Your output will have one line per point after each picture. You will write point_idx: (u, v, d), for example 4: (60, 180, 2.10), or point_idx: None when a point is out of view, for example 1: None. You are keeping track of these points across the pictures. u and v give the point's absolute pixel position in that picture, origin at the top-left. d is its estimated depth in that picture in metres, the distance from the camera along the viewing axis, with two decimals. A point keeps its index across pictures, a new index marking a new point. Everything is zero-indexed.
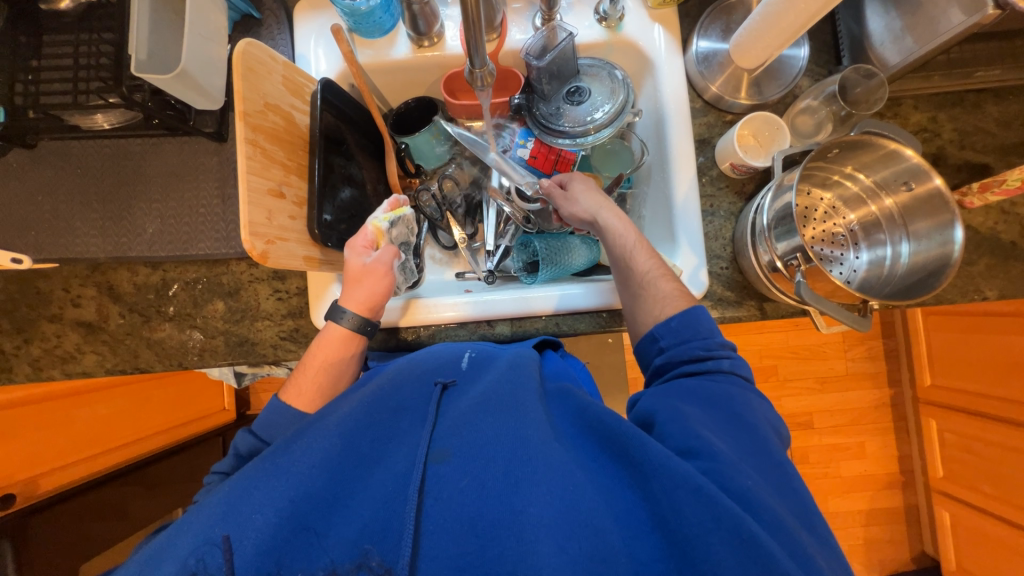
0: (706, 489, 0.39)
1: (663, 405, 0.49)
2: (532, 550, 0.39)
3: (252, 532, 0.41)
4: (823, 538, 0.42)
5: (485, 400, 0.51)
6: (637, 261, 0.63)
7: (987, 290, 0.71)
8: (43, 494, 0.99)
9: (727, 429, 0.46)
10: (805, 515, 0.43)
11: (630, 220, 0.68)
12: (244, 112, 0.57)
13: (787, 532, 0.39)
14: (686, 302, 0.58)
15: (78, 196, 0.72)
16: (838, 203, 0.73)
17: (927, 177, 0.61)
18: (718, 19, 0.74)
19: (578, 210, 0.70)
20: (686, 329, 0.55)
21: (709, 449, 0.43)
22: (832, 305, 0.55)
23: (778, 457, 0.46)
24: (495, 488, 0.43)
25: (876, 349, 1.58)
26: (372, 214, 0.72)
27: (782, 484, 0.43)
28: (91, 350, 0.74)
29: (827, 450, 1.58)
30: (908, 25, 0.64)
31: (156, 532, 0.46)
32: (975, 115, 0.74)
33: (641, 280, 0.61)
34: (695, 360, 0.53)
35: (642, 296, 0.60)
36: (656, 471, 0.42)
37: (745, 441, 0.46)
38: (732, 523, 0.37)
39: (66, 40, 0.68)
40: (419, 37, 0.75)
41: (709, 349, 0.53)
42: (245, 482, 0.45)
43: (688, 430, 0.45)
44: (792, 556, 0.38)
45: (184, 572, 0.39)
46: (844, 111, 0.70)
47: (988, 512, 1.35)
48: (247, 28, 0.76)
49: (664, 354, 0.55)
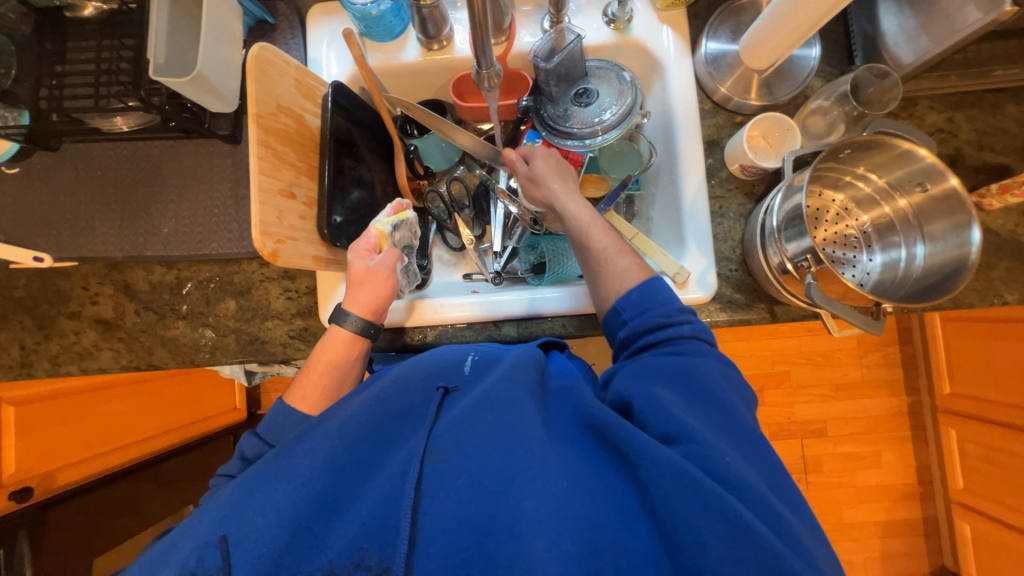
0: (691, 473, 0.40)
1: (637, 389, 0.49)
2: (528, 546, 0.39)
3: (252, 536, 0.42)
4: (801, 510, 0.44)
5: (486, 399, 0.50)
6: (594, 239, 0.63)
7: (1007, 294, 0.69)
8: (60, 488, 1.01)
9: (698, 407, 0.47)
10: (783, 487, 0.45)
11: (586, 200, 0.67)
12: (257, 114, 0.58)
13: (772, 510, 0.40)
14: (644, 274, 0.59)
15: (97, 196, 0.74)
16: (850, 204, 0.72)
17: (943, 177, 0.60)
18: (727, 20, 0.74)
19: (536, 192, 0.70)
20: (646, 300, 0.56)
21: (687, 431, 0.43)
22: (844, 308, 0.54)
23: (751, 431, 0.47)
24: (490, 485, 0.44)
25: (893, 356, 1.54)
26: (375, 217, 0.73)
27: (760, 457, 0.45)
28: (107, 347, 0.76)
29: (841, 459, 1.54)
30: (923, 24, 0.63)
31: (164, 533, 0.47)
32: (993, 115, 0.72)
33: (598, 256, 0.62)
34: (655, 328, 0.55)
35: (601, 272, 0.61)
36: (643, 459, 0.42)
37: (716, 417, 0.47)
38: (718, 505, 0.38)
39: (88, 46, 0.71)
40: (429, 40, 0.76)
41: (669, 316, 0.55)
42: (248, 484, 0.46)
43: (665, 414, 0.45)
44: (777, 532, 0.39)
45: (184, 571, 0.41)
46: (856, 111, 0.69)
47: (1010, 525, 1.31)
48: (262, 33, 0.78)
49: (628, 326, 0.56)
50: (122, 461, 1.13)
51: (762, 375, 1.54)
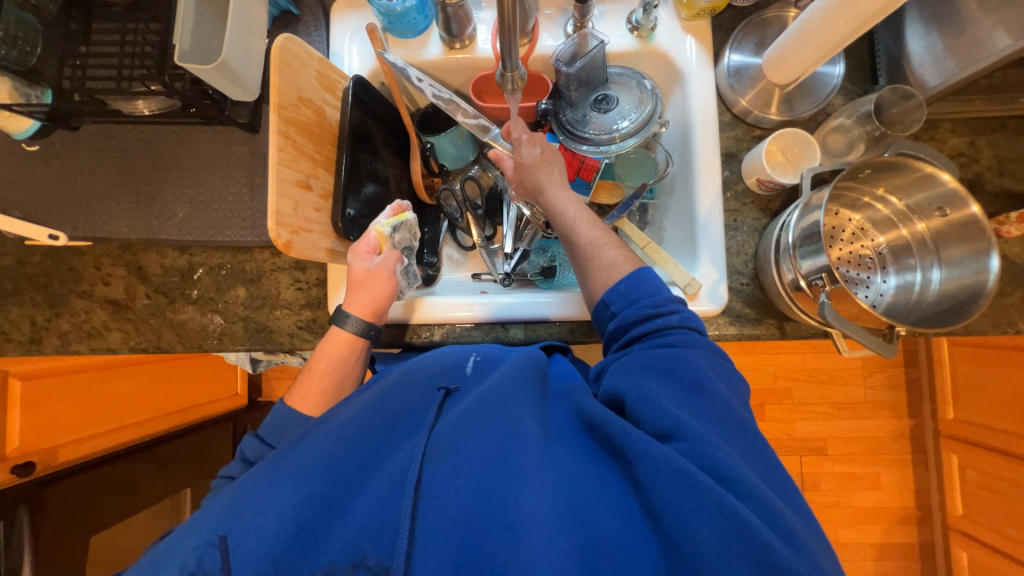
0: (686, 470, 0.40)
1: (630, 384, 0.49)
2: (525, 543, 0.40)
3: (253, 537, 0.42)
4: (796, 500, 0.45)
5: (483, 399, 0.50)
6: (581, 232, 0.63)
7: (1020, 323, 0.68)
8: (62, 463, 1.02)
9: (691, 401, 0.47)
10: (777, 481, 0.45)
11: (574, 193, 0.67)
12: (279, 105, 0.59)
13: (765, 504, 0.40)
14: (632, 266, 0.59)
15: (115, 178, 0.74)
16: (867, 224, 0.71)
17: (963, 204, 0.60)
18: (752, 33, 0.74)
19: (524, 185, 0.70)
20: (634, 291, 0.56)
21: (681, 428, 0.44)
22: (857, 329, 0.53)
23: (744, 424, 0.47)
24: (488, 486, 0.43)
25: (898, 378, 1.53)
26: (375, 219, 0.73)
27: (752, 451, 0.45)
28: (116, 327, 0.76)
29: (840, 479, 1.53)
30: (951, 47, 0.63)
31: (163, 536, 0.47)
32: (1016, 142, 0.71)
33: (585, 250, 0.62)
34: (646, 319, 0.54)
35: (589, 266, 0.61)
36: (639, 457, 0.42)
37: (708, 410, 0.46)
38: (714, 502, 0.38)
39: (114, 28, 0.71)
40: (451, 39, 0.76)
41: (658, 306, 0.54)
42: (250, 485, 0.46)
43: (658, 410, 0.45)
44: (774, 528, 0.39)
45: (183, 571, 0.40)
46: (879, 131, 0.68)
47: (1008, 555, 1.30)
48: (285, 24, 0.78)
49: (617, 319, 0.56)
50: (124, 440, 1.14)
51: (764, 390, 1.53)
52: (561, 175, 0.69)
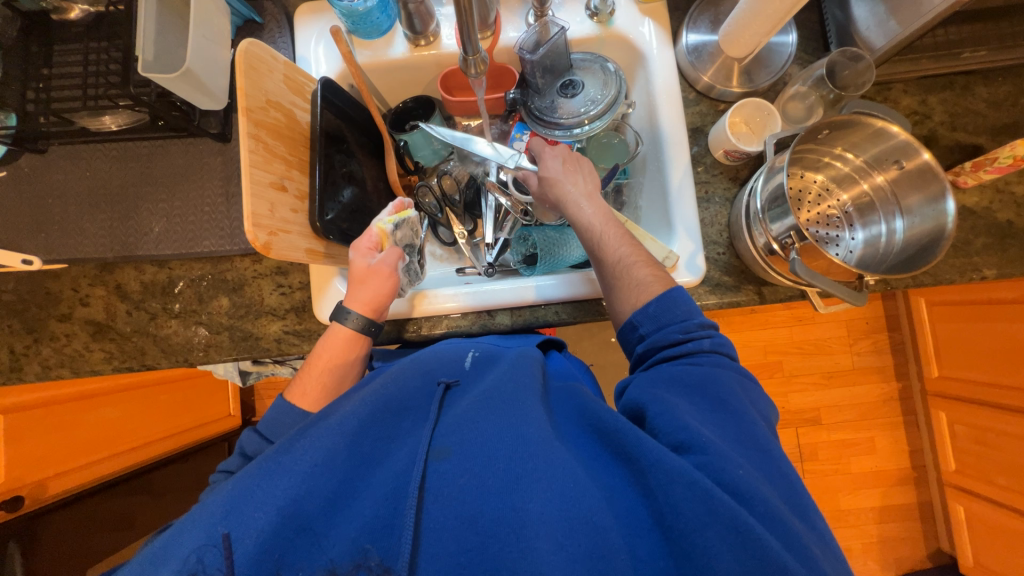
0: (701, 484, 0.40)
1: (650, 396, 0.50)
2: (532, 547, 0.40)
3: (251, 530, 0.42)
4: (820, 530, 0.44)
5: (490, 397, 0.52)
6: (615, 250, 0.64)
7: (985, 269, 0.71)
8: (49, 499, 0.99)
9: (715, 418, 0.48)
10: (799, 505, 0.44)
11: (603, 206, 0.69)
12: (246, 108, 0.59)
13: (782, 523, 0.40)
14: (663, 286, 0.59)
15: (87, 198, 0.73)
16: (830, 184, 0.74)
17: (916, 153, 0.62)
18: (706, 11, 0.76)
19: (551, 196, 0.72)
20: (664, 314, 0.57)
21: (700, 441, 0.44)
22: (827, 281, 0.55)
23: (770, 449, 0.47)
24: (493, 486, 0.44)
25: (882, 343, 1.57)
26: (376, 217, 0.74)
27: (777, 475, 0.45)
28: (98, 348, 0.75)
29: (836, 446, 1.56)
30: (892, 8, 0.65)
31: (159, 532, 0.47)
32: (965, 97, 0.74)
33: (615, 269, 0.63)
34: (674, 344, 0.55)
35: (619, 284, 0.62)
36: (653, 467, 0.43)
37: (730, 428, 0.47)
38: (728, 517, 0.39)
39: (77, 48, 0.71)
40: (415, 37, 0.77)
41: (688, 331, 0.55)
42: (246, 481, 0.45)
43: (678, 422, 0.46)
44: (788, 547, 0.40)
45: (184, 570, 0.40)
46: (832, 94, 0.71)
47: (1002, 504, 1.32)
48: (249, 32, 0.79)
49: (645, 341, 0.57)
50: (110, 471, 1.11)
51: (756, 366, 1.56)
52: (586, 182, 0.71)
